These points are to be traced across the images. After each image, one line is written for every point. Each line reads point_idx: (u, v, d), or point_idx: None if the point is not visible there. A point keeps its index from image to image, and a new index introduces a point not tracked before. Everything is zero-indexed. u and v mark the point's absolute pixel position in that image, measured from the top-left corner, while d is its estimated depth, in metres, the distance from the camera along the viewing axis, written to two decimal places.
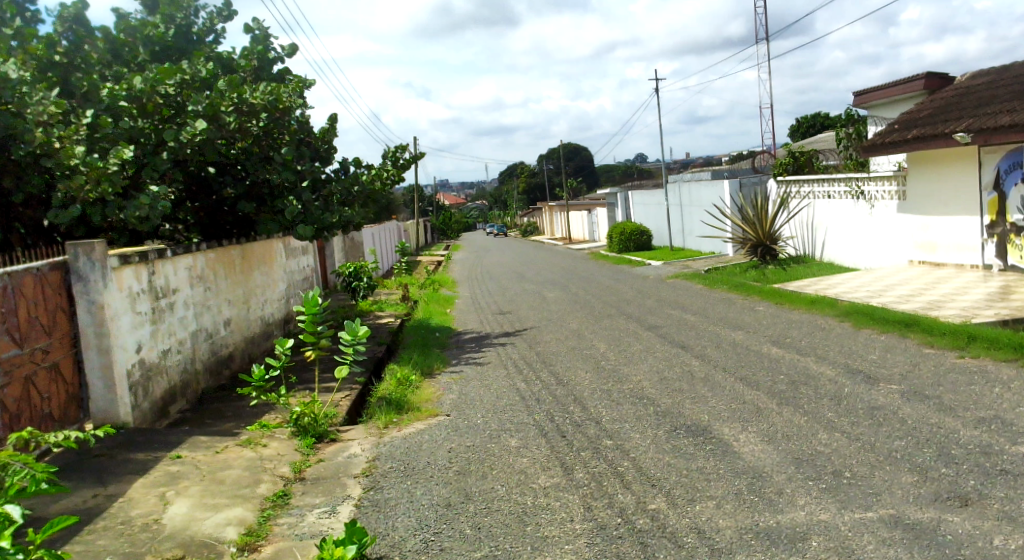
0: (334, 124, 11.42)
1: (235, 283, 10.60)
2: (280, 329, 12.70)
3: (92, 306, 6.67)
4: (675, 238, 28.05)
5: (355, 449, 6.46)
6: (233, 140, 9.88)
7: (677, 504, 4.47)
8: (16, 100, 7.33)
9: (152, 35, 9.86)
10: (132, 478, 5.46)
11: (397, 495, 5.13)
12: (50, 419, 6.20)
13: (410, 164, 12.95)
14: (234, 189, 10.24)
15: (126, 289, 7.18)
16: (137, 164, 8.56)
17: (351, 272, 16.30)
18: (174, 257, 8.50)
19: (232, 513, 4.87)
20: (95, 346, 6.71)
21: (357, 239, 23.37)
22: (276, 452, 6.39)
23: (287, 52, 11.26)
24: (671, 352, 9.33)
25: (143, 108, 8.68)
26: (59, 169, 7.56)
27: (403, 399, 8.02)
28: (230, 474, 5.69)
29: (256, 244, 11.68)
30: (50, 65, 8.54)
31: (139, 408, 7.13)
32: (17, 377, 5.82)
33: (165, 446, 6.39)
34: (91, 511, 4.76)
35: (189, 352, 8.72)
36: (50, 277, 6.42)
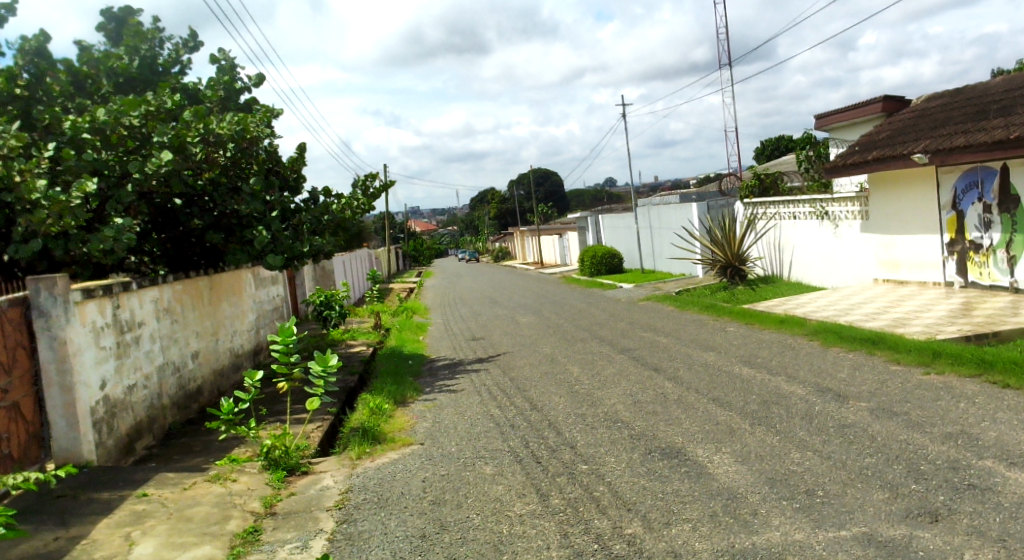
0: (302, 154, 11.36)
1: (203, 315, 10.45)
2: (250, 359, 12.53)
3: (53, 342, 6.51)
4: (646, 260, 28.30)
5: (327, 482, 6.36)
6: (200, 170, 9.78)
7: (653, 528, 4.45)
8: None
9: (116, 66, 9.77)
10: (97, 519, 5.32)
11: (370, 528, 5.04)
12: (10, 460, 6.03)
13: (380, 192, 12.90)
14: (201, 219, 10.11)
15: (90, 324, 7.03)
16: (101, 197, 8.44)
17: (322, 301, 16.17)
18: (139, 290, 8.35)
19: (200, 552, 4.74)
20: (56, 383, 6.54)
21: (328, 267, 23.20)
22: (246, 487, 6.26)
23: (254, 82, 11.21)
24: (644, 374, 9.35)
25: (107, 140, 8.57)
26: (19, 203, 7.41)
27: (376, 429, 7.92)
28: (198, 511, 5.56)
29: (224, 275, 11.55)
30: (11, 98, 8.44)
31: (104, 445, 6.96)
32: None
33: (131, 484, 6.23)
34: (53, 556, 4.61)
35: (156, 386, 8.55)
36: (9, 314, 6.27)
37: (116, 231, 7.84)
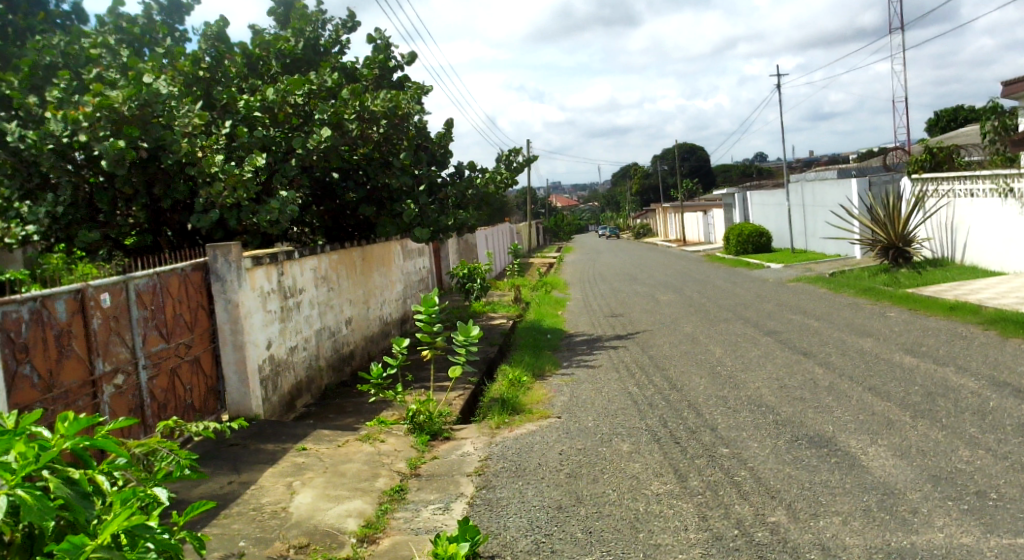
0: (448, 129, 11.67)
1: (356, 283, 11.05)
2: (398, 328, 13.13)
3: (228, 304, 7.13)
4: (797, 240, 26.89)
5: (468, 448, 6.58)
6: (355, 146, 10.27)
7: (799, 518, 4.27)
8: (166, 114, 7.97)
9: (283, 48, 10.40)
10: (264, 467, 5.80)
11: (508, 496, 5.17)
12: (192, 409, 6.69)
13: (524, 166, 13.00)
14: (356, 193, 10.66)
15: (258, 288, 7.63)
16: (269, 171, 9.10)
17: (465, 274, 16.53)
18: (301, 259, 8.95)
19: (352, 505, 5.06)
20: (231, 342, 7.17)
21: (471, 241, 23.82)
22: (393, 448, 6.59)
23: (407, 60, 11.58)
24: (792, 358, 8.95)
25: (275, 118, 9.22)
26: (201, 176, 8.14)
27: (514, 400, 8.08)
28: (350, 467, 5.93)
29: (376, 246, 12.15)
30: (195, 80, 9.20)
31: (269, 401, 7.57)
32: (164, 369, 6.29)
33: (292, 438, 6.74)
34: (227, 497, 5.10)
35: (314, 348, 9.17)
36: (192, 277, 6.91)
37: (281, 203, 8.45)
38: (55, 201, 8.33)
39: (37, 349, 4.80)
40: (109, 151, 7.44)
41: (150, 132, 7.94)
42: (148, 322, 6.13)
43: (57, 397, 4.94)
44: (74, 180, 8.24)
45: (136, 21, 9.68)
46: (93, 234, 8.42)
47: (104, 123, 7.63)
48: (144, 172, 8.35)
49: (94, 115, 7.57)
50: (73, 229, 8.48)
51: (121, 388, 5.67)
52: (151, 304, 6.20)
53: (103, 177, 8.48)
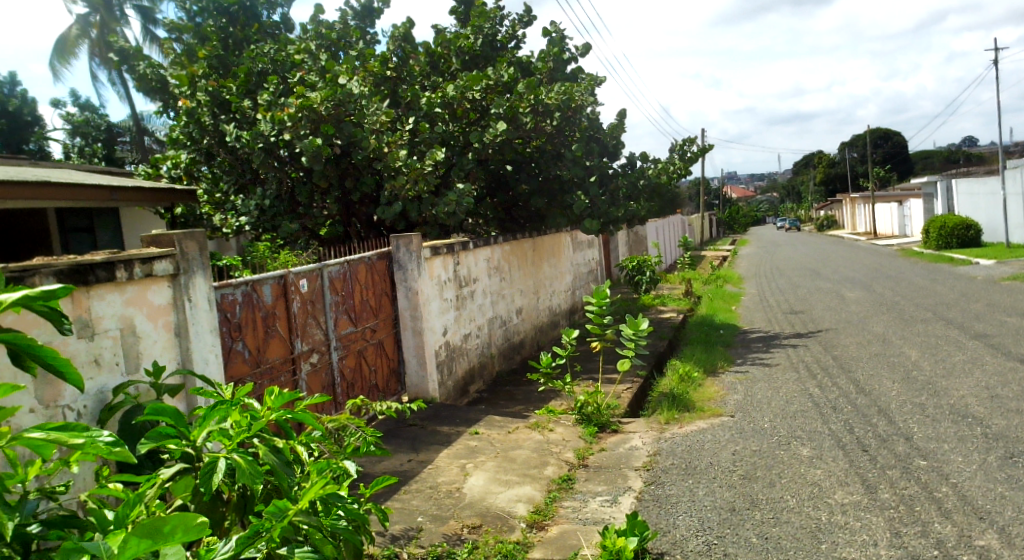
0: (621, 120, 11.52)
1: (527, 274, 11.26)
2: (566, 319, 13.24)
3: (409, 291, 7.54)
4: (1013, 233, 24.02)
5: (637, 442, 6.49)
6: (529, 139, 10.41)
7: (1013, 544, 3.82)
8: (357, 113, 8.54)
9: (463, 45, 10.70)
10: (440, 448, 6.07)
11: (678, 493, 5.05)
12: (376, 389, 7.15)
13: (698, 156, 12.59)
14: (528, 184, 10.84)
15: (436, 277, 8.00)
16: (447, 165, 9.57)
17: (634, 266, 16.53)
18: (475, 249, 9.26)
19: (522, 491, 5.16)
20: (411, 327, 7.58)
21: (641, 233, 23.48)
22: (561, 437, 6.66)
23: (581, 52, 11.58)
24: (1006, 366, 7.99)
25: (454, 113, 9.60)
26: (387, 170, 8.68)
27: (685, 396, 7.88)
28: (520, 453, 6.06)
29: (546, 237, 12.31)
30: (383, 80, 9.74)
31: (444, 385, 7.93)
32: (353, 350, 6.75)
33: (465, 422, 7.01)
34: (408, 474, 5.40)
35: (487, 336, 9.47)
36: (378, 265, 7.36)
37: (458, 196, 8.76)
38: (264, 195, 9.32)
39: (248, 329, 5.32)
40: (308, 147, 8.18)
41: (343, 130, 8.57)
42: (340, 306, 6.60)
43: (263, 372, 5.45)
44: (280, 176, 9.17)
45: (334, 26, 10.40)
46: (294, 225, 9.20)
47: (305, 123, 8.40)
48: (337, 167, 9.00)
49: (297, 115, 8.38)
50: (277, 220, 9.31)
51: (316, 366, 6.16)
52: (342, 290, 6.66)
53: (302, 172, 9.26)
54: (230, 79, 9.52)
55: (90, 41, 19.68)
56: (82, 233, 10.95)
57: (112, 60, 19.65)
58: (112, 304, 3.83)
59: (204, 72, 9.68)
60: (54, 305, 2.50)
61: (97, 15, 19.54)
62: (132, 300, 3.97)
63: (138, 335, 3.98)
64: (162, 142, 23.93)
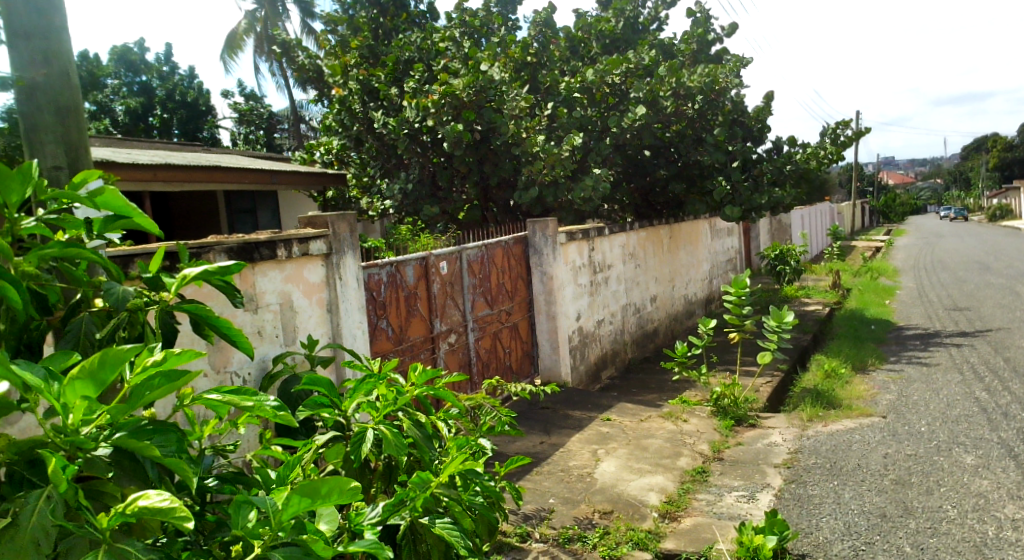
0: (768, 103, 11.03)
1: (662, 261, 11.05)
2: (703, 308, 12.90)
3: (544, 276, 7.61)
4: None
5: (777, 438, 6.24)
6: (669, 123, 10.17)
7: None
8: (497, 99, 8.71)
9: (604, 29, 10.56)
10: (572, 432, 6.11)
11: (822, 494, 4.82)
12: (510, 371, 7.29)
13: (853, 140, 11.82)
14: (667, 170, 10.61)
15: (571, 263, 8.02)
16: (585, 149, 9.51)
17: (777, 256, 15.68)
18: (611, 235, 9.20)
19: (655, 480, 5.10)
20: (545, 311, 7.67)
21: (785, 221, 22.41)
22: (696, 428, 6.51)
23: (727, 32, 11.16)
24: None
25: (593, 98, 9.55)
26: (524, 156, 8.79)
27: (831, 394, 7.48)
28: (653, 442, 5.99)
29: (684, 224, 12.02)
30: (523, 65, 9.77)
31: (577, 369, 7.97)
32: (488, 332, 6.91)
33: (598, 407, 7.02)
34: (540, 456, 5.48)
35: (620, 323, 9.40)
36: (515, 250, 7.47)
37: (595, 181, 8.72)
38: (407, 179, 9.69)
39: (392, 308, 5.56)
40: (450, 133, 8.47)
41: (483, 116, 8.76)
42: (477, 289, 6.76)
43: (405, 349, 5.69)
44: (422, 161, 9.52)
45: (477, 13, 10.56)
46: (435, 209, 9.51)
47: (448, 109, 8.70)
48: (477, 153, 9.20)
49: (440, 101, 8.66)
50: (419, 205, 9.66)
51: (453, 346, 6.36)
52: (480, 273, 6.82)
53: (443, 158, 9.54)
54: (379, 68, 9.92)
55: (256, 35, 21.15)
56: (246, 214, 11.85)
57: (275, 53, 21.01)
58: (273, 280, 4.13)
59: (356, 62, 10.14)
60: (228, 279, 2.73)
61: (263, 10, 20.92)
62: (291, 277, 4.26)
63: (295, 310, 4.28)
64: (318, 130, 25.39)
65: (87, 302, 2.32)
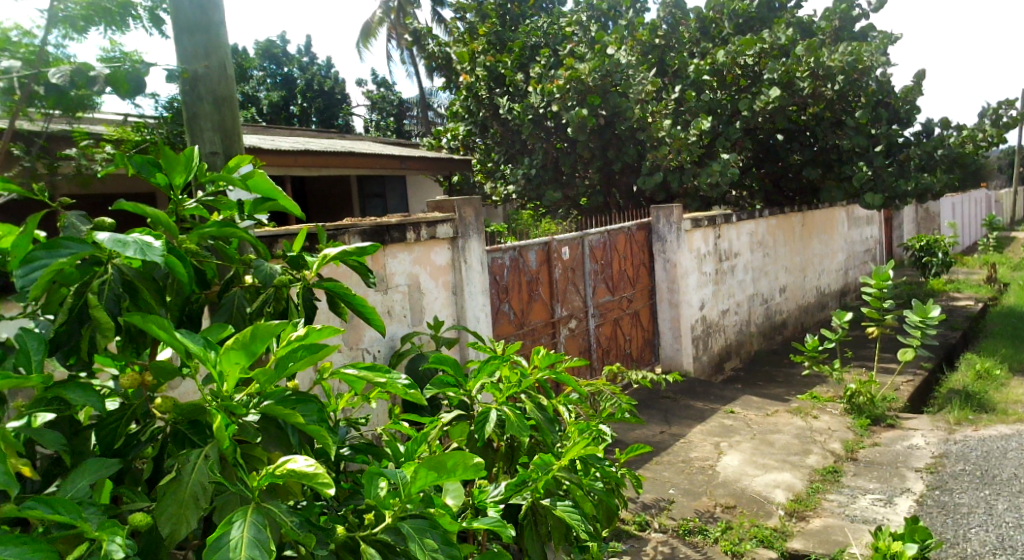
0: (919, 82, 10.26)
1: (794, 250, 10.57)
2: (837, 300, 12.24)
3: (668, 263, 7.46)
4: None
5: (919, 441, 5.85)
6: (805, 105, 9.66)
7: None
8: (623, 83, 8.61)
9: (738, 8, 9.87)
10: (693, 423, 5.99)
11: (970, 504, 4.48)
12: (631, 358, 7.23)
13: (1017, 122, 10.79)
14: (801, 155, 10.11)
15: (695, 250, 7.81)
16: (713, 134, 9.26)
17: (923, 246, 14.66)
18: (739, 222, 8.88)
19: (781, 477, 4.91)
20: (667, 300, 7.52)
21: (933, 209, 20.83)
22: (827, 426, 6.21)
23: (874, 7, 10.44)
24: None
25: (723, 80, 9.23)
26: (649, 141, 8.65)
27: (983, 396, 6.92)
28: (780, 438, 5.76)
29: (819, 211, 11.43)
30: (651, 48, 9.61)
31: (699, 359, 7.79)
32: (609, 319, 6.87)
33: (720, 399, 6.84)
34: (660, 445, 5.41)
35: (746, 314, 9.09)
36: (637, 236, 7.36)
37: (723, 166, 8.45)
38: (531, 164, 9.75)
39: (514, 291, 5.63)
40: (575, 119, 8.44)
41: (608, 101, 8.65)
42: (599, 275, 6.72)
43: (526, 333, 5.75)
44: (545, 146, 9.55)
45: None
46: (557, 194, 9.53)
47: (573, 94, 8.65)
48: (601, 138, 9.11)
49: (565, 87, 8.64)
50: (542, 189, 9.76)
51: (574, 331, 6.37)
52: (602, 259, 6.78)
53: (567, 143, 9.51)
54: (505, 54, 9.99)
55: (388, 24, 21.83)
56: (376, 198, 12.33)
57: (406, 40, 21.61)
58: (402, 263, 4.27)
59: (483, 49, 10.26)
60: (363, 260, 2.85)
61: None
62: (418, 259, 4.39)
63: (423, 291, 4.42)
64: (446, 115, 25.95)
65: (238, 279, 2.49)
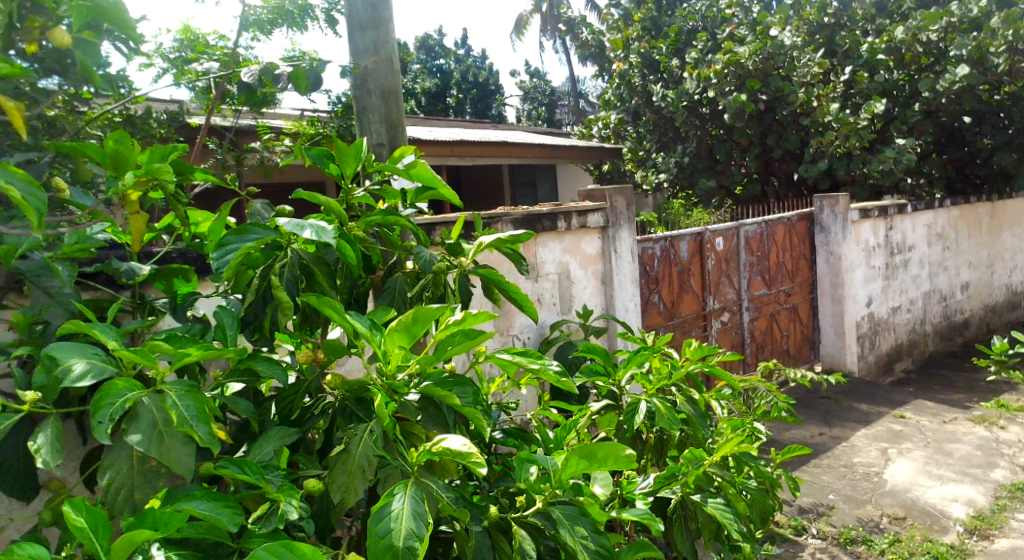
0: None
1: (979, 244, 9.62)
2: None
3: (831, 256, 7.03)
4: None
5: None
6: (999, 83, 8.63)
7: None
8: (787, 66, 8.21)
9: None
10: (857, 426, 5.63)
11: None
12: (788, 355, 6.89)
13: None
14: (992, 139, 8.96)
15: (863, 243, 7.31)
16: (887, 117, 8.72)
17: None
18: (915, 213, 8.19)
19: (960, 490, 4.50)
20: (830, 295, 7.10)
21: None
22: (1016, 438, 5.61)
23: None
24: None
25: (901, 59, 8.51)
26: (814, 126, 8.20)
27: None
28: (959, 448, 5.28)
29: (1012, 200, 10.30)
30: (819, 27, 8.89)
31: (864, 359, 7.31)
32: (765, 313, 6.58)
33: (889, 402, 6.38)
34: (820, 447, 5.13)
35: (920, 312, 8.40)
36: (798, 227, 6.99)
37: (898, 153, 7.83)
38: (684, 153, 9.55)
39: (664, 283, 5.52)
40: (732, 105, 8.20)
41: (769, 85, 8.37)
42: (754, 267, 6.45)
43: (676, 325, 5.63)
44: (700, 134, 9.30)
45: None
46: (710, 183, 9.25)
47: (731, 79, 8.41)
48: (760, 123, 8.80)
49: (723, 72, 8.43)
50: (695, 177, 9.53)
51: (726, 325, 6.16)
52: (758, 251, 6.50)
53: (723, 130, 9.22)
54: (661, 39, 9.76)
55: (541, 15, 22.01)
56: (527, 187, 12.53)
57: (559, 31, 21.67)
58: (553, 251, 4.31)
59: (638, 35, 10.05)
60: (516, 248, 2.89)
61: None
62: (569, 248, 4.41)
63: (572, 280, 4.43)
64: (596, 105, 25.85)
65: (400, 265, 2.60)
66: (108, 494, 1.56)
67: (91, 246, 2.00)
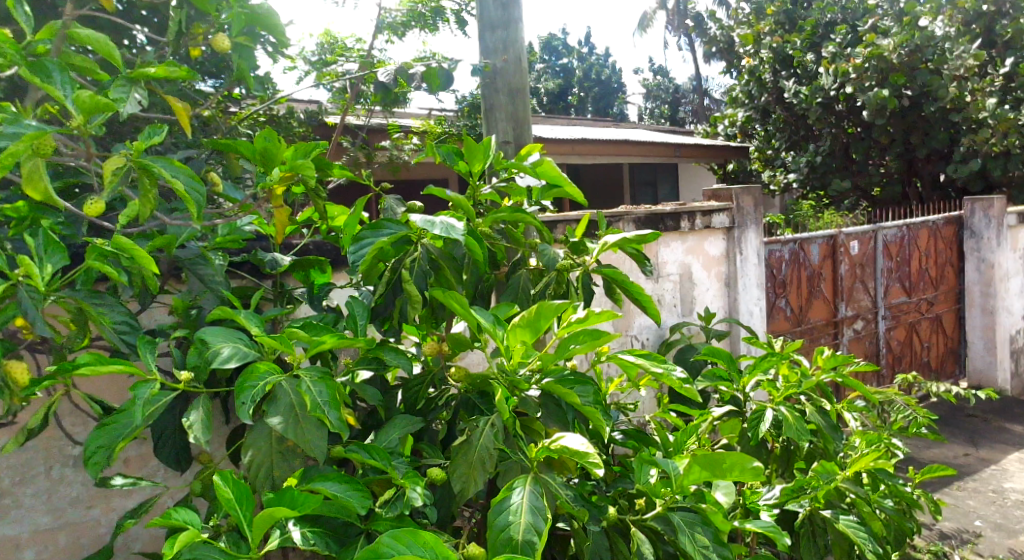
0: None
1: None
2: None
3: (982, 264, 6.50)
4: None
5: None
6: None
7: None
8: (937, 58, 7.64)
9: None
10: (1009, 449, 5.17)
11: None
12: (929, 368, 6.44)
13: None
14: None
15: (1020, 249, 6.72)
16: None
17: None
18: None
19: None
20: (979, 305, 6.58)
21: None
22: None
23: None
24: None
25: None
26: (966, 123, 7.65)
27: None
28: None
29: None
30: (977, 16, 7.87)
31: (1018, 376, 6.72)
32: (904, 322, 6.17)
33: None
34: (965, 469, 4.76)
35: None
36: (944, 231, 6.49)
37: None
38: (816, 151, 9.12)
39: (792, 287, 5.27)
40: (872, 101, 7.78)
41: (916, 80, 7.82)
42: (893, 273, 6.06)
43: (804, 331, 5.37)
44: (834, 131, 8.86)
45: None
46: (845, 184, 8.80)
47: (872, 73, 7.95)
48: (903, 121, 8.29)
49: (864, 65, 7.97)
50: (828, 177, 9.09)
51: (860, 333, 5.81)
52: (897, 256, 6.09)
53: (861, 127, 8.74)
54: (795, 33, 9.31)
55: (666, 12, 21.60)
56: (647, 187, 12.42)
57: (685, 27, 21.19)
58: (675, 251, 4.21)
59: (770, 29, 9.62)
60: (639, 247, 2.84)
61: None
62: (692, 248, 4.31)
63: (694, 282, 4.32)
64: (722, 102, 25.09)
65: (524, 261, 2.62)
66: (250, 471, 1.67)
67: (240, 237, 2.14)
